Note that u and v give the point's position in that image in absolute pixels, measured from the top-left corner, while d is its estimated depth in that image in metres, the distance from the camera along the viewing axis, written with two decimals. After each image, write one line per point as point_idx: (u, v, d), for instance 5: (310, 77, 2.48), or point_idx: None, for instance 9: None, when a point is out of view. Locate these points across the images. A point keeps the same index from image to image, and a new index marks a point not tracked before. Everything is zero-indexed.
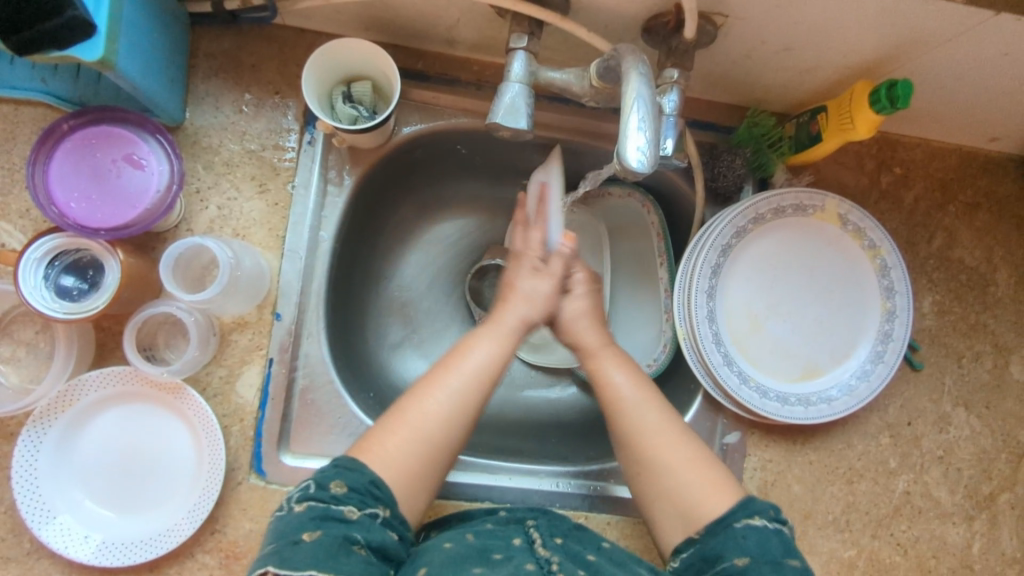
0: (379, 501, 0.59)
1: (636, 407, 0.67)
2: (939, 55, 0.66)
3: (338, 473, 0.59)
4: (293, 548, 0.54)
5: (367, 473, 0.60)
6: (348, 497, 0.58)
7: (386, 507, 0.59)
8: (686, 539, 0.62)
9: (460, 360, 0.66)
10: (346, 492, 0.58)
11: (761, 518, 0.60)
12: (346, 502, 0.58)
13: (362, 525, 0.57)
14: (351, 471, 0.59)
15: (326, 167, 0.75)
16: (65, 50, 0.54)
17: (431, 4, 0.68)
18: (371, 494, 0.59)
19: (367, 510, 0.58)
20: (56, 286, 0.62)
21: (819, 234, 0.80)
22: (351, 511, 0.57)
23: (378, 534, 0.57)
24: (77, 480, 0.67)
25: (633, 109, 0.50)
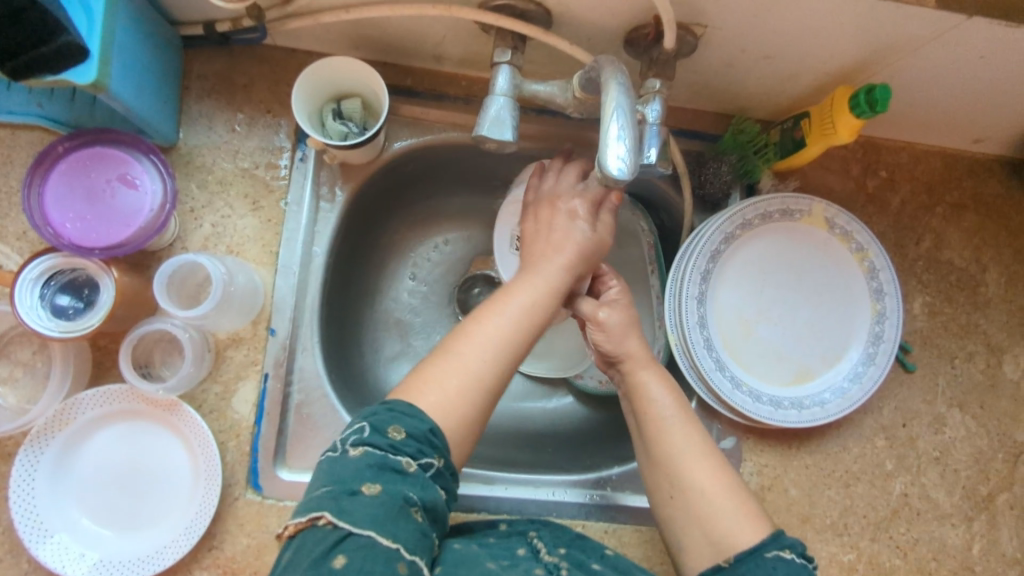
0: (436, 450, 0.56)
1: (672, 427, 0.67)
2: (915, 59, 0.67)
3: (396, 418, 0.56)
4: (351, 500, 0.52)
5: (427, 420, 0.57)
6: (406, 446, 0.55)
7: (441, 457, 0.56)
8: (714, 565, 0.61)
9: (506, 307, 0.64)
10: (404, 439, 0.55)
11: (791, 553, 0.60)
12: (404, 451, 0.55)
13: (417, 481, 0.54)
14: (411, 418, 0.56)
15: (319, 183, 0.77)
16: (59, 75, 0.55)
17: (417, 22, 0.69)
18: (429, 442, 0.56)
19: (424, 459, 0.55)
20: (52, 305, 0.63)
21: (806, 238, 0.80)
22: (408, 463, 0.55)
23: (430, 490, 0.55)
24: (74, 499, 0.67)
25: (613, 119, 0.51)
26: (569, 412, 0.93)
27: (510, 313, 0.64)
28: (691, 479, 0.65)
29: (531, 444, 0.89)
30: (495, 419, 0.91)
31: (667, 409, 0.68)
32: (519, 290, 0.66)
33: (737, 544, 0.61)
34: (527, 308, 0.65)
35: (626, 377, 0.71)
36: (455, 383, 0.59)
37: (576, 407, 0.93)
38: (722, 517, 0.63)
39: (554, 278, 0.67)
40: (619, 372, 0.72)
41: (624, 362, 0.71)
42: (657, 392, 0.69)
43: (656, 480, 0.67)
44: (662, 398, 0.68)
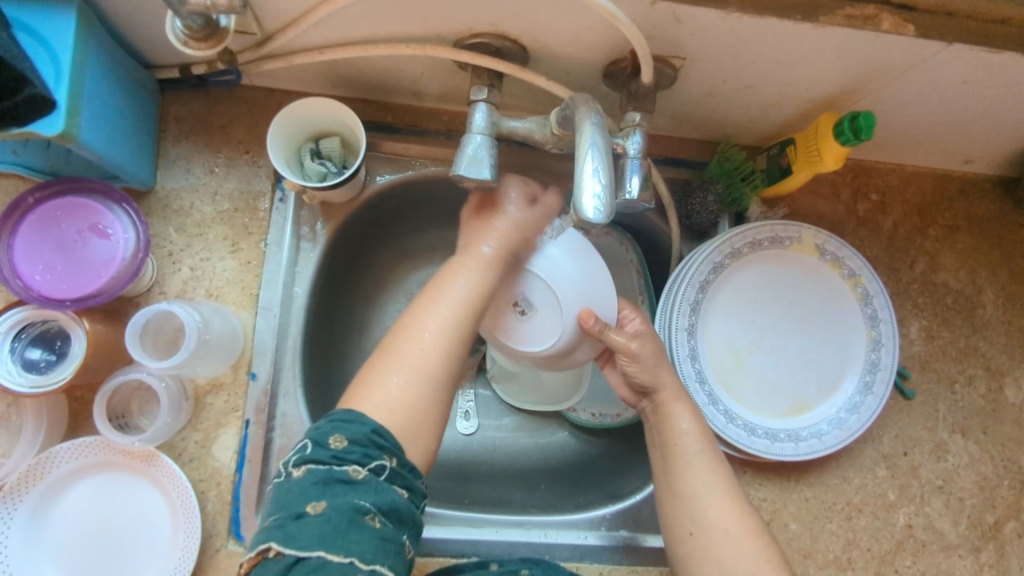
0: (384, 451, 0.54)
1: (698, 463, 0.65)
2: (899, 85, 0.66)
3: (336, 427, 0.53)
4: (298, 523, 0.49)
5: (368, 422, 0.54)
6: (350, 453, 0.52)
7: (392, 457, 0.54)
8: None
9: (440, 299, 0.61)
10: (346, 446, 0.52)
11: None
12: (348, 459, 0.52)
13: (369, 488, 0.51)
14: (350, 423, 0.54)
15: (299, 223, 0.75)
16: (25, 127, 0.54)
17: (393, 61, 0.68)
18: (375, 445, 0.53)
19: (372, 463, 0.53)
20: (23, 359, 0.62)
21: (797, 265, 0.79)
22: (356, 471, 0.52)
23: (385, 493, 0.52)
24: (48, 556, 0.65)
25: (588, 158, 0.50)
26: (562, 447, 0.90)
27: (446, 303, 0.61)
28: (714, 516, 0.63)
29: (523, 480, 0.86)
30: (486, 455, 0.89)
31: (693, 442, 0.66)
32: (458, 275, 0.63)
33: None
34: (467, 294, 0.62)
35: (659, 409, 0.68)
36: (397, 379, 0.57)
37: (570, 441, 0.91)
38: (740, 555, 0.61)
39: (492, 258, 0.64)
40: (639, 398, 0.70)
41: (658, 394, 0.68)
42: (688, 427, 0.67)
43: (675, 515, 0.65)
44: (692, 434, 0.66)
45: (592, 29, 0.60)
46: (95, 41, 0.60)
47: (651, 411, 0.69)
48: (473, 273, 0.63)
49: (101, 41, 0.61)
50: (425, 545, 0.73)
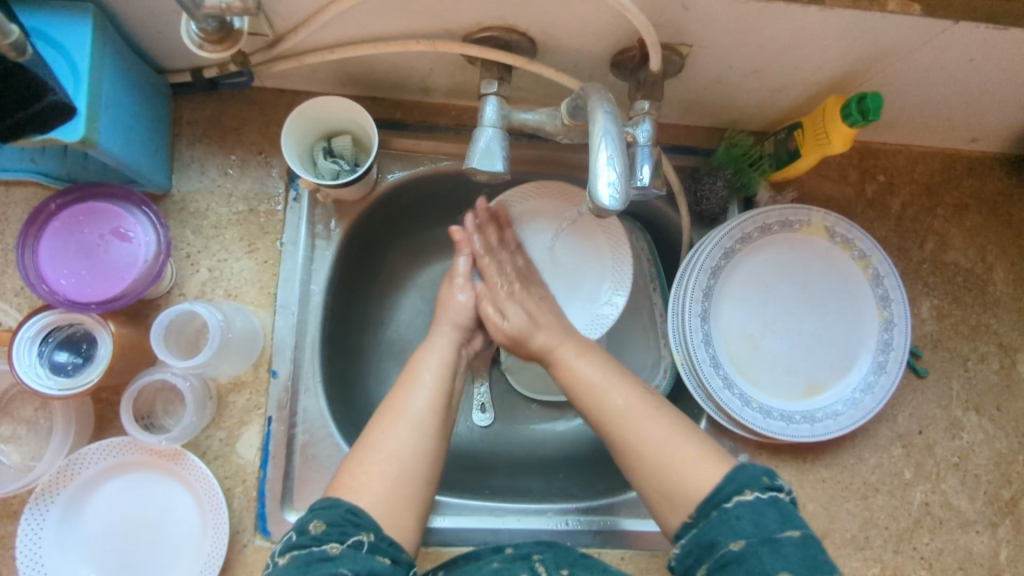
0: (360, 527, 0.58)
1: (614, 392, 0.67)
2: (905, 65, 0.67)
3: (315, 514, 0.58)
4: None
5: (342, 504, 0.59)
6: (328, 534, 0.57)
7: (369, 532, 0.58)
8: (686, 528, 0.60)
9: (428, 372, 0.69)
10: (324, 529, 0.57)
11: (753, 492, 0.58)
12: (326, 539, 0.56)
13: (348, 559, 0.55)
14: (327, 509, 0.59)
15: (314, 221, 0.76)
16: (46, 134, 0.55)
17: (402, 57, 0.69)
18: (352, 523, 0.58)
19: (350, 539, 0.57)
20: (51, 363, 0.63)
21: (807, 248, 0.79)
22: (333, 547, 0.56)
23: (365, 561, 0.56)
24: (81, 555, 0.66)
25: (602, 147, 0.51)
26: (578, 435, 0.91)
27: (426, 375, 0.69)
28: (646, 434, 0.64)
29: (542, 470, 0.88)
30: (504, 446, 0.90)
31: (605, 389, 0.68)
32: (426, 357, 0.71)
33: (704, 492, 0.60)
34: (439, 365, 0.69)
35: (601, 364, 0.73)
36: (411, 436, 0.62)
37: (586, 430, 0.91)
38: (688, 465, 0.61)
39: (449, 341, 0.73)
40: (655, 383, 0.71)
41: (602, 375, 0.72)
42: (590, 371, 0.70)
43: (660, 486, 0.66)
44: (594, 376, 0.69)
45: (600, 20, 0.60)
46: (111, 48, 0.61)
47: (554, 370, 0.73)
48: (439, 353, 0.71)
49: (116, 48, 0.62)
50: (449, 535, 0.75)
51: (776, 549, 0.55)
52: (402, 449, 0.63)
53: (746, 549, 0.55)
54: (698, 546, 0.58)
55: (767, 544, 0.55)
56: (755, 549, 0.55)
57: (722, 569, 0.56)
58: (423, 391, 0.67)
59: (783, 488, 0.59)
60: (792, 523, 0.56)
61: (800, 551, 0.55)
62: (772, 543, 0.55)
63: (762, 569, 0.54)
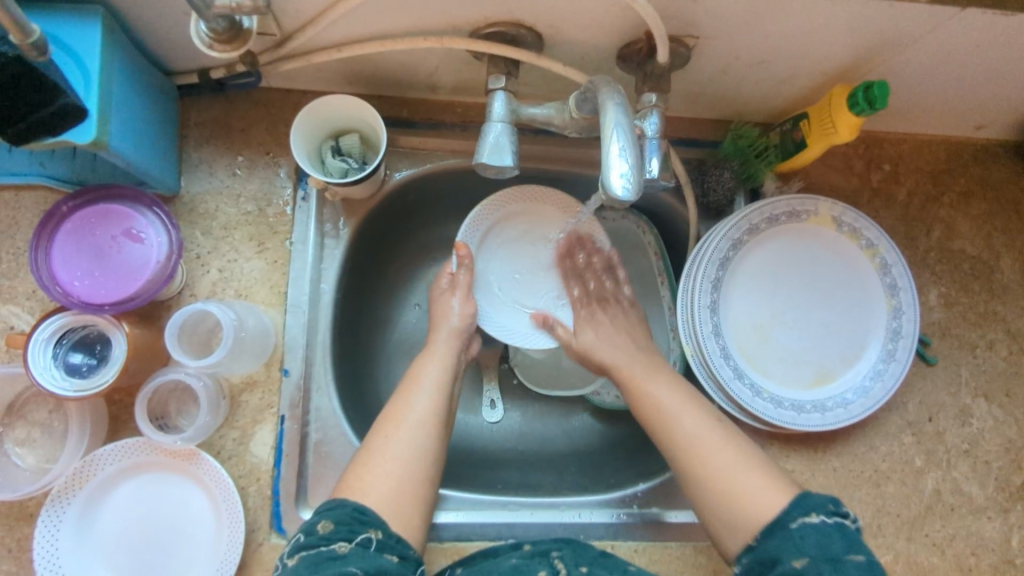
0: (367, 526, 0.58)
1: (681, 415, 0.67)
2: (911, 53, 0.67)
3: (322, 515, 0.59)
4: None
5: (349, 504, 0.59)
6: (336, 533, 0.57)
7: (377, 530, 0.58)
8: (745, 548, 0.60)
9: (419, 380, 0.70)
10: (333, 528, 0.57)
11: (818, 515, 0.58)
12: (336, 538, 0.56)
13: (357, 557, 0.55)
14: (334, 509, 0.59)
15: (322, 220, 0.77)
16: (59, 136, 0.55)
17: (409, 55, 0.69)
18: (358, 522, 0.58)
19: (360, 537, 0.57)
20: (66, 364, 0.63)
21: (815, 237, 0.80)
22: (342, 546, 0.56)
23: (374, 560, 0.56)
24: (98, 556, 0.66)
25: (614, 138, 0.51)
26: (588, 430, 0.91)
27: (427, 384, 0.70)
28: (714, 459, 0.64)
29: (553, 464, 0.88)
30: (515, 441, 0.90)
31: (673, 405, 0.69)
32: (426, 365, 0.72)
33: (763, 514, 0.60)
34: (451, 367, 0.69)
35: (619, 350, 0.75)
36: None
37: (596, 425, 0.92)
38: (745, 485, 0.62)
39: (444, 347, 0.74)
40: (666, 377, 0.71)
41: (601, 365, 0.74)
42: (664, 393, 0.70)
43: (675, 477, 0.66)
44: (669, 399, 0.69)
45: (607, 12, 0.61)
46: (120, 50, 0.61)
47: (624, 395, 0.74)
48: (459, 355, 0.72)
49: (125, 50, 0.62)
50: (463, 530, 0.75)
51: (836, 566, 0.55)
52: None
53: (807, 564, 0.55)
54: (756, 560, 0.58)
55: (829, 563, 0.55)
56: (817, 567, 0.54)
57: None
58: (423, 393, 0.69)
59: (848, 515, 0.59)
60: (856, 548, 0.56)
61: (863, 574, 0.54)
62: (833, 560, 0.55)
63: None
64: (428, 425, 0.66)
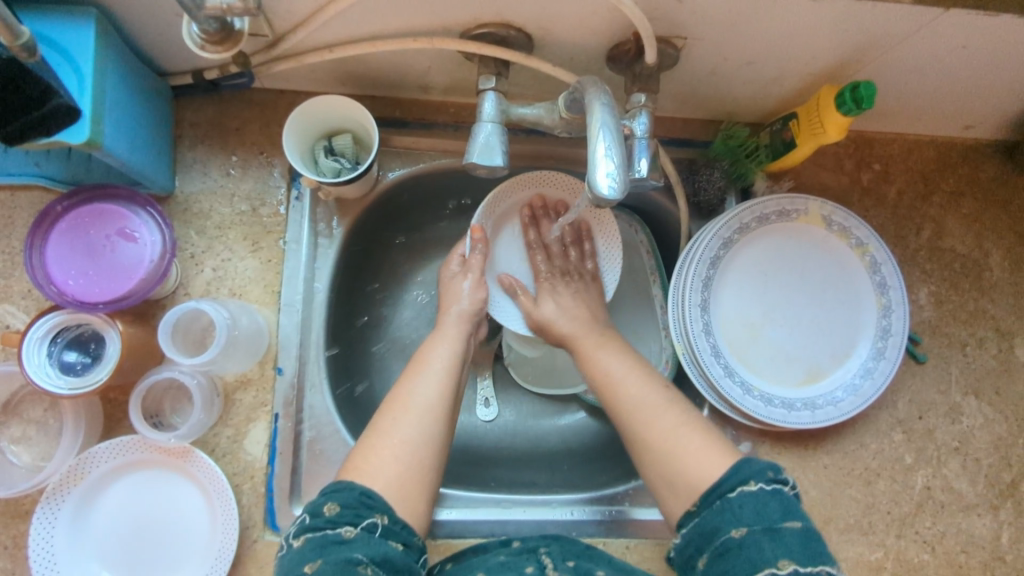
0: (374, 510, 0.58)
1: (632, 383, 0.68)
2: (897, 53, 0.67)
3: (327, 497, 0.59)
4: None
5: (357, 487, 0.59)
6: (342, 516, 0.57)
7: (383, 514, 0.59)
8: (686, 513, 0.61)
9: (429, 362, 0.70)
10: (339, 511, 0.58)
11: (756, 483, 0.58)
12: (341, 522, 0.57)
13: (362, 543, 0.56)
14: (340, 491, 0.59)
15: (316, 220, 0.77)
16: (53, 136, 0.56)
17: (401, 56, 0.70)
18: (365, 506, 0.58)
19: (365, 522, 0.58)
20: (60, 362, 0.64)
21: (805, 236, 0.80)
22: (348, 531, 0.57)
23: (379, 546, 0.57)
24: (92, 553, 0.67)
25: (600, 138, 0.51)
26: (582, 428, 0.92)
27: None
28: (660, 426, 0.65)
29: (546, 462, 0.88)
30: (509, 439, 0.91)
31: (624, 375, 0.70)
32: (438, 346, 0.72)
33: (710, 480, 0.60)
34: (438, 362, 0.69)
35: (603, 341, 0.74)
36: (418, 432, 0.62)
37: (589, 423, 0.92)
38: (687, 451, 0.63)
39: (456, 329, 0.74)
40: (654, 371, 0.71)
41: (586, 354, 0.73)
42: (614, 364, 0.71)
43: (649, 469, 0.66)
44: (618, 369, 0.70)
45: (595, 14, 0.61)
46: (114, 51, 0.62)
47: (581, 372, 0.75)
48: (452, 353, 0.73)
49: (119, 51, 0.63)
50: (456, 527, 0.75)
51: (774, 537, 0.55)
52: (409, 442, 0.63)
53: (745, 536, 0.56)
54: (696, 532, 0.59)
55: (767, 532, 0.55)
56: (754, 537, 0.55)
57: (721, 555, 0.56)
58: (429, 376, 0.68)
59: (788, 481, 0.59)
60: (792, 515, 0.56)
61: (800, 542, 0.55)
62: (769, 529, 0.55)
63: (762, 556, 0.54)
64: (433, 412, 0.65)
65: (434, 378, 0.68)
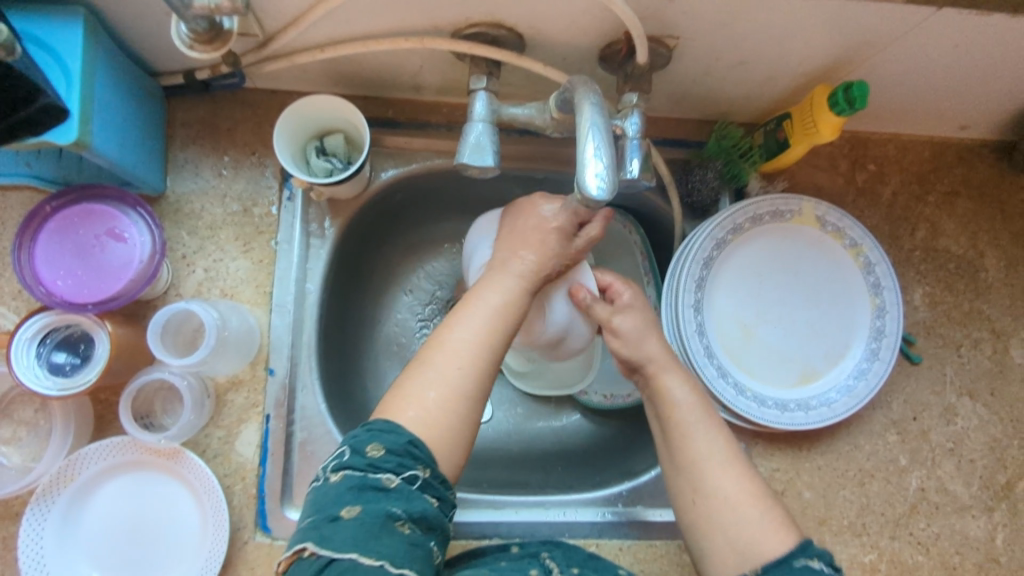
0: (418, 462, 0.55)
1: (697, 431, 0.65)
2: (891, 53, 0.67)
3: (372, 436, 0.55)
4: (332, 526, 0.51)
5: (405, 433, 0.55)
6: (386, 462, 0.54)
7: (426, 467, 0.55)
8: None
9: (469, 311, 0.62)
10: (383, 455, 0.54)
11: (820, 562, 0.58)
12: (383, 468, 0.53)
13: (401, 495, 0.53)
14: (388, 433, 0.55)
15: (308, 220, 0.77)
16: (40, 136, 0.56)
17: (392, 55, 0.70)
18: (410, 455, 0.55)
19: (406, 472, 0.54)
20: (49, 363, 0.64)
21: (799, 237, 0.80)
22: (389, 479, 0.53)
23: (417, 502, 0.53)
24: (82, 554, 0.67)
25: (589, 138, 0.51)
26: (576, 428, 0.92)
27: None
28: (716, 483, 0.62)
29: (540, 463, 0.88)
30: (503, 440, 0.90)
31: (689, 411, 0.66)
32: (482, 289, 0.64)
33: (761, 551, 0.59)
34: (498, 305, 0.63)
35: (651, 383, 0.68)
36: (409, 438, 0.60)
37: (584, 424, 0.92)
38: (738, 518, 0.61)
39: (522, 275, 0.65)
40: (645, 377, 0.69)
41: (647, 367, 0.68)
42: (682, 397, 0.66)
43: (678, 486, 0.65)
44: (684, 398, 0.66)
45: (586, 13, 0.61)
46: (104, 51, 0.62)
47: (645, 386, 0.70)
48: None
49: (109, 50, 0.62)
50: None
51: None
52: None
53: None
54: None
55: None
56: None
57: None
58: None
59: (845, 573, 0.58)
60: None
61: None
62: None
63: None
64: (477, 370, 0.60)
65: (486, 316, 0.62)
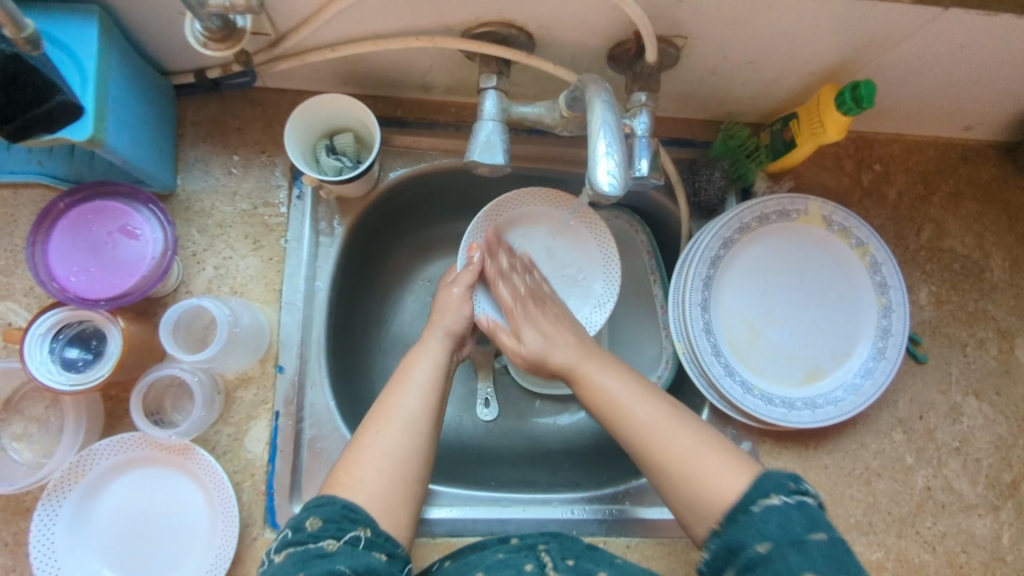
0: (357, 523, 0.58)
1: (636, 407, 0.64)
2: (897, 53, 0.67)
3: (310, 512, 0.58)
4: None
5: (339, 501, 0.59)
6: (324, 530, 0.57)
7: (367, 527, 0.58)
8: (709, 531, 0.58)
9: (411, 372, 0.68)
10: (322, 525, 0.57)
11: (779, 496, 0.56)
12: (324, 535, 0.56)
13: (345, 554, 0.55)
14: (323, 506, 0.58)
15: (317, 219, 0.77)
16: (57, 132, 0.56)
17: (403, 55, 0.70)
18: (348, 519, 0.58)
19: (348, 535, 0.57)
20: (62, 358, 0.64)
21: (806, 236, 0.80)
22: (330, 544, 0.56)
23: (362, 557, 0.56)
24: (92, 550, 0.67)
25: (601, 136, 0.51)
26: (583, 427, 0.92)
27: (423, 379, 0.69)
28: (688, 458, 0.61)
29: (546, 462, 0.88)
30: (509, 439, 0.91)
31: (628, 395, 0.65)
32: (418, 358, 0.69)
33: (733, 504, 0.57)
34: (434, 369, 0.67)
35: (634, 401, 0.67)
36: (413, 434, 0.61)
37: (590, 422, 0.92)
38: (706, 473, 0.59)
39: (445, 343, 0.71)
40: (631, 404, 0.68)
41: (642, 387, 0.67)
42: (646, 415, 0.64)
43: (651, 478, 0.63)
44: (629, 393, 0.66)
45: (596, 13, 0.62)
46: (117, 49, 0.62)
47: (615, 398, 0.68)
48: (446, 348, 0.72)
49: (123, 48, 0.63)
50: (456, 526, 0.75)
51: (802, 551, 0.53)
52: (402, 440, 0.63)
53: (772, 550, 0.53)
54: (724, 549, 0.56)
55: (795, 546, 0.53)
56: (782, 552, 0.53)
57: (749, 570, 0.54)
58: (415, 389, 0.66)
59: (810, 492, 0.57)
60: (818, 527, 0.54)
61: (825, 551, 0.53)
62: (798, 543, 0.53)
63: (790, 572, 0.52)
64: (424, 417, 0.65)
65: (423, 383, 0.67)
